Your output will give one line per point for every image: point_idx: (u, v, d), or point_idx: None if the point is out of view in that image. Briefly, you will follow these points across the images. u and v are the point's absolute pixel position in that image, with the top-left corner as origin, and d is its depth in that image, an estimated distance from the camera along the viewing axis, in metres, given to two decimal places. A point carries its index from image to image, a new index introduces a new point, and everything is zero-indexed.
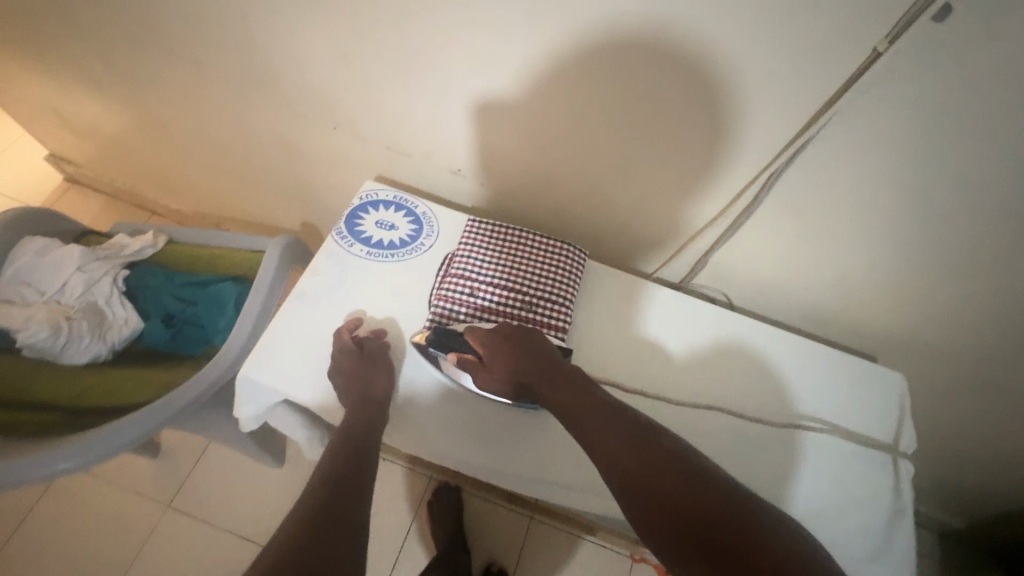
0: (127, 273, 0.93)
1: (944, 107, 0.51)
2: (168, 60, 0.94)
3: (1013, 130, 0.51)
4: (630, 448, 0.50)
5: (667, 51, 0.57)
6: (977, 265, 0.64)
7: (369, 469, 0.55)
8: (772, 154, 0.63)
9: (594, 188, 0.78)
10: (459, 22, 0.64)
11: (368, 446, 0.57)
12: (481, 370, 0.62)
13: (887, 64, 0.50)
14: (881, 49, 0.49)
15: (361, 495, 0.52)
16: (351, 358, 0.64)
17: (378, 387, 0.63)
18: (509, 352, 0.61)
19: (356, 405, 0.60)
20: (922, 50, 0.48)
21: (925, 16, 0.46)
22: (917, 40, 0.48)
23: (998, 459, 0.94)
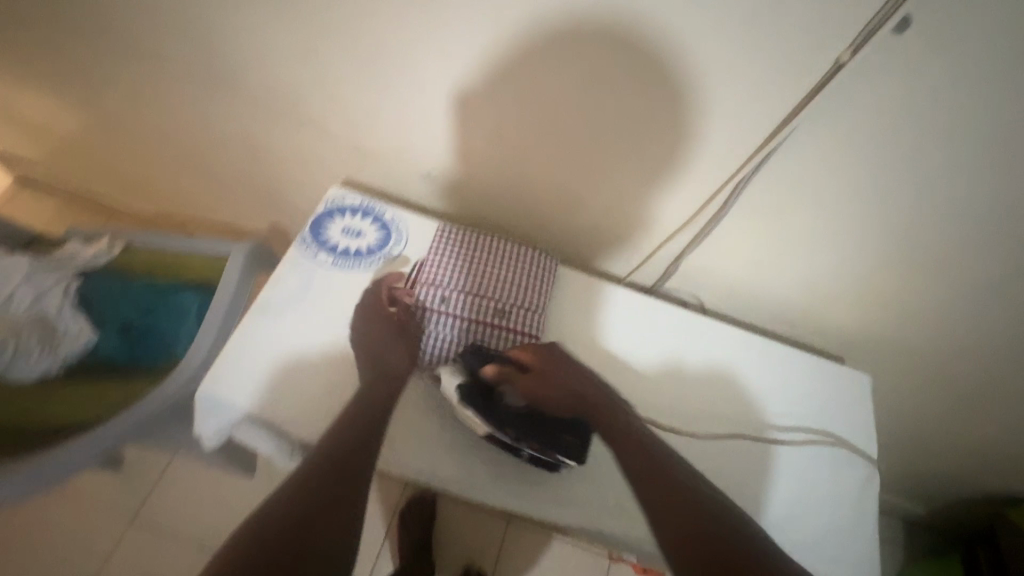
0: (80, 282, 0.87)
1: (903, 116, 0.52)
2: (123, 58, 0.90)
3: (967, 139, 0.52)
4: (653, 485, 0.55)
5: (638, 59, 0.57)
6: (938, 267, 0.66)
7: (377, 442, 0.57)
8: (740, 162, 0.63)
9: (565, 193, 0.77)
10: (428, 25, 0.62)
11: (376, 420, 0.59)
12: (525, 378, 0.63)
13: (848, 76, 0.51)
14: (844, 59, 0.50)
15: (361, 467, 0.54)
16: (384, 317, 0.67)
17: (399, 359, 0.65)
18: (553, 368, 0.64)
19: (374, 376, 0.63)
20: (881, 62, 0.49)
21: (886, 27, 0.47)
22: (879, 50, 0.48)
23: (959, 447, 0.98)
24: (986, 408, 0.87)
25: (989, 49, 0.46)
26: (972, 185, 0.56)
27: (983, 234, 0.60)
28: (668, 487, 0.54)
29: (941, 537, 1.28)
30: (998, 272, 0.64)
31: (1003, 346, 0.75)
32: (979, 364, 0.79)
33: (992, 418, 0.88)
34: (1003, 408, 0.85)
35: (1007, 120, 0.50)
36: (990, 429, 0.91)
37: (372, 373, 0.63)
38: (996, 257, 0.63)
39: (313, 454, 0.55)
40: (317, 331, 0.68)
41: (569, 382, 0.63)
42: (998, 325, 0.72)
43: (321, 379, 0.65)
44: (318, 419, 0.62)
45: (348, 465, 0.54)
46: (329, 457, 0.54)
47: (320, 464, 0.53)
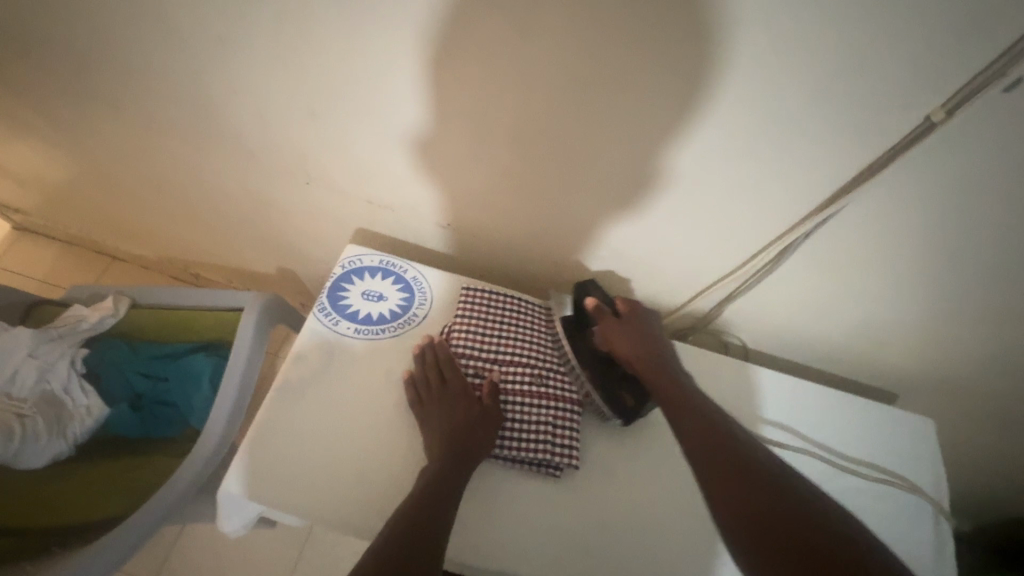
0: (86, 352, 0.83)
1: (989, 167, 0.48)
2: (125, 115, 0.85)
3: None
4: (744, 498, 0.46)
5: (703, 124, 0.53)
6: (1007, 310, 0.63)
7: (448, 517, 0.51)
8: (801, 215, 0.59)
9: (598, 241, 0.73)
10: (466, 91, 0.58)
11: (445, 500, 0.53)
12: (611, 321, 0.65)
13: (944, 132, 0.47)
14: (937, 118, 0.46)
15: (440, 536, 0.49)
16: (434, 380, 0.62)
17: (463, 423, 0.59)
18: (642, 329, 0.64)
19: (434, 441, 0.58)
20: (978, 116, 0.45)
21: (996, 87, 0.43)
22: (980, 109, 0.44)
23: (1004, 471, 0.95)
24: None
25: None
26: None
27: None
28: (712, 434, 0.52)
29: None
30: None
31: None
32: None
33: None
34: None
35: None
36: None
37: (440, 448, 0.57)
38: None
39: (376, 539, 0.48)
40: (346, 412, 0.62)
41: (654, 342, 0.63)
42: None
43: (353, 464, 0.60)
44: (353, 510, 0.57)
45: (423, 537, 0.48)
46: (394, 543, 0.47)
47: (385, 546, 0.47)
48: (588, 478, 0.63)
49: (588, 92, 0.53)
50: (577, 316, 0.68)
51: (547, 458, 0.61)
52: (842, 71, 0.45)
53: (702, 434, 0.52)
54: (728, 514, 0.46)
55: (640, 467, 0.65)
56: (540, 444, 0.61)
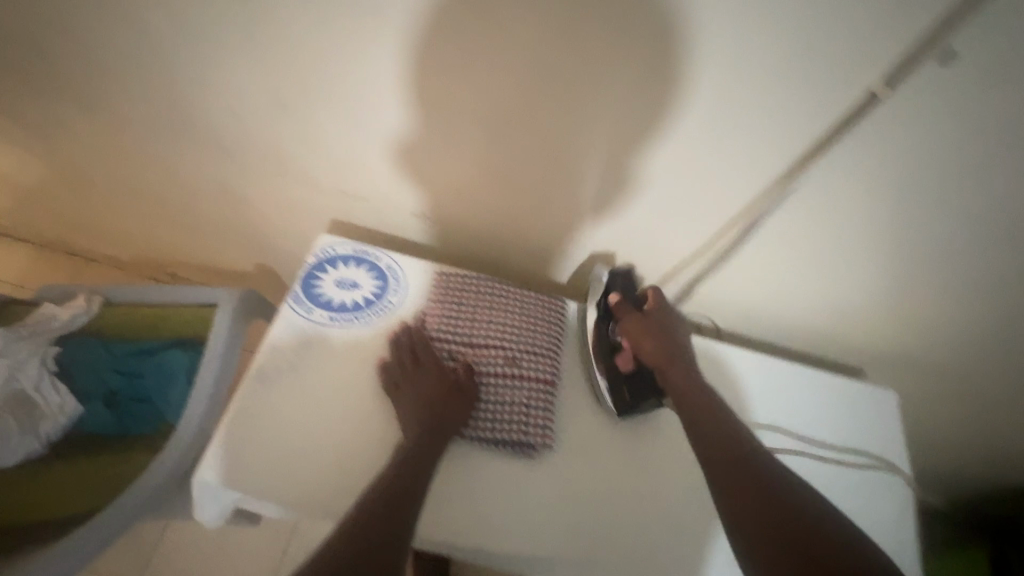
0: (58, 350, 0.82)
1: (932, 140, 0.50)
2: (90, 112, 0.84)
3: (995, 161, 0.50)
4: (752, 503, 0.48)
5: (660, 105, 0.54)
6: (960, 282, 0.65)
7: (417, 495, 0.52)
8: (760, 193, 0.60)
9: (570, 226, 0.74)
10: (431, 77, 0.58)
11: (414, 479, 0.54)
12: (633, 317, 0.65)
13: (887, 107, 0.49)
14: (879, 93, 0.48)
15: (409, 514, 0.50)
16: (406, 362, 0.63)
17: (434, 403, 0.59)
18: (662, 326, 0.64)
19: (408, 420, 0.59)
20: (917, 91, 0.47)
21: (931, 59, 0.44)
22: (916, 83, 0.46)
23: (971, 443, 0.98)
24: (999, 409, 0.87)
25: None
26: (996, 204, 0.54)
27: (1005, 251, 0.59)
28: (726, 444, 0.53)
29: None
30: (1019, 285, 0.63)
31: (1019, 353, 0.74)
32: (995, 369, 0.78)
33: (1006, 417, 0.88)
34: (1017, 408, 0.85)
35: None
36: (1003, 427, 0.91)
37: (411, 427, 0.58)
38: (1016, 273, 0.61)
39: (345, 516, 0.49)
40: (320, 399, 0.63)
41: (675, 342, 0.63)
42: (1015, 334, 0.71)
43: (328, 450, 0.60)
44: (329, 495, 0.58)
45: (394, 515, 0.50)
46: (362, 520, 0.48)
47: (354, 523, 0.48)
48: (561, 458, 0.64)
49: (547, 74, 0.54)
50: (604, 306, 0.69)
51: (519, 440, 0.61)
52: (787, 47, 0.46)
53: (719, 440, 0.54)
54: (737, 516, 0.48)
55: (614, 445, 0.66)
56: (513, 425, 0.61)
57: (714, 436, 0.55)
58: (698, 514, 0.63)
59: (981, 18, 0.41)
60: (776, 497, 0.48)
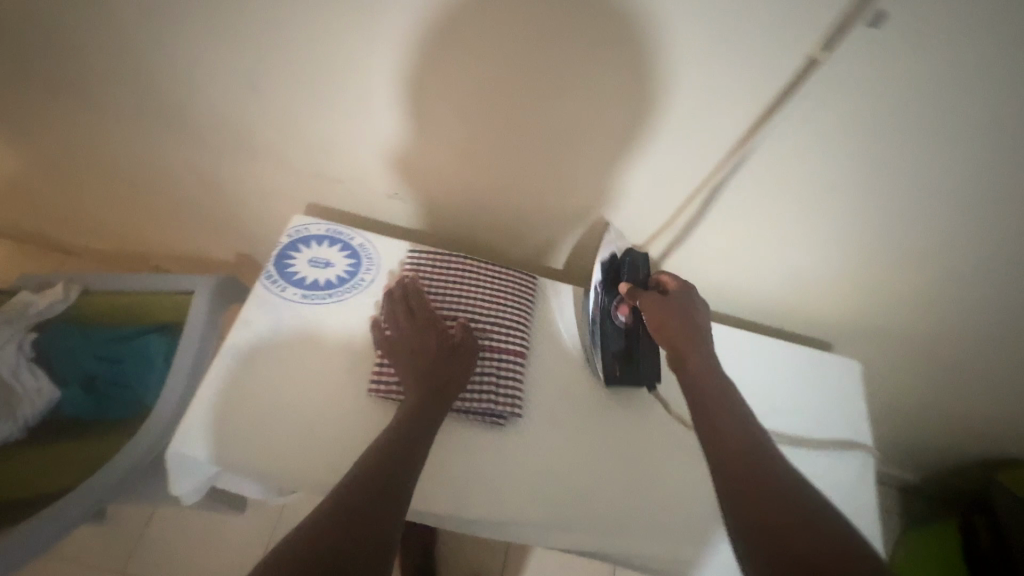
0: (35, 336, 0.82)
1: (873, 104, 0.52)
2: (62, 99, 0.84)
3: (933, 123, 0.52)
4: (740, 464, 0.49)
5: (614, 74, 0.55)
6: (912, 250, 0.67)
7: (417, 453, 0.54)
8: (716, 163, 0.62)
9: (540, 203, 0.75)
10: (393, 50, 0.59)
11: (415, 437, 0.55)
12: (654, 301, 0.64)
13: (827, 70, 0.50)
14: (818, 56, 0.49)
15: (411, 472, 0.52)
16: (404, 321, 0.64)
17: (433, 364, 0.61)
18: (680, 308, 0.63)
19: (408, 379, 0.60)
20: (854, 54, 0.49)
21: (862, 21, 0.46)
22: (851, 46, 0.48)
23: (938, 414, 1.01)
24: (959, 378, 0.90)
25: (969, 37, 0.45)
26: (937, 168, 0.56)
27: (953, 216, 0.61)
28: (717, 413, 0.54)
29: (926, 500, 1.33)
30: (968, 251, 0.65)
31: (973, 321, 0.77)
32: (952, 338, 0.81)
33: (967, 386, 0.91)
34: (976, 376, 0.88)
35: (985, 106, 0.50)
36: (965, 396, 0.94)
37: (411, 385, 0.60)
38: (965, 239, 0.63)
39: (350, 472, 0.51)
40: (292, 374, 0.64)
41: (692, 326, 0.62)
42: (970, 300, 0.73)
43: (299, 423, 0.61)
44: (299, 464, 0.59)
45: (399, 475, 0.51)
46: (365, 475, 0.50)
47: (361, 477, 0.50)
48: (527, 424, 0.66)
49: (504, 45, 0.55)
50: (610, 281, 0.68)
51: (489, 406, 0.63)
52: (727, 12, 0.48)
53: (733, 444, 0.51)
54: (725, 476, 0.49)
55: (582, 414, 0.68)
56: (483, 394, 0.63)
57: (727, 439, 0.51)
58: (664, 479, 0.65)
59: None
60: (786, 483, 0.46)
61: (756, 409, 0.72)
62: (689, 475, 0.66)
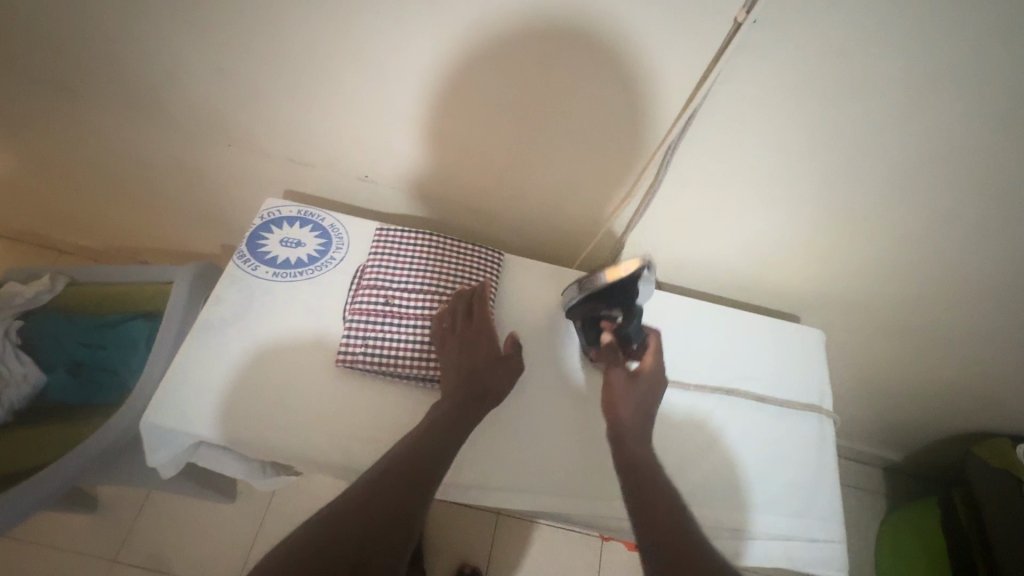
0: (21, 323, 0.85)
1: (800, 69, 0.54)
2: (41, 92, 0.87)
3: (856, 83, 0.55)
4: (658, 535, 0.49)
5: (555, 44, 0.58)
6: (858, 212, 0.70)
7: (449, 453, 0.56)
8: (664, 131, 0.65)
9: (504, 177, 0.79)
10: (350, 27, 0.62)
11: (450, 436, 0.57)
12: (618, 379, 0.66)
13: (748, 33, 0.52)
14: (741, 20, 0.51)
15: (445, 461, 0.55)
16: (462, 322, 0.67)
17: (470, 366, 0.63)
18: (645, 393, 0.65)
19: (450, 375, 0.63)
20: (774, 20, 0.51)
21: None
22: (771, 9, 0.50)
23: (909, 384, 1.04)
24: (923, 344, 0.92)
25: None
26: (868, 128, 0.59)
27: (891, 176, 0.64)
28: (641, 475, 0.56)
29: (907, 474, 1.36)
30: (910, 211, 0.68)
31: (927, 284, 0.79)
32: (909, 303, 0.84)
33: (931, 352, 0.94)
34: (939, 341, 0.91)
35: (905, 64, 0.52)
36: (931, 364, 0.97)
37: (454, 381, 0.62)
38: (906, 197, 0.66)
39: (378, 464, 0.53)
40: (262, 348, 0.66)
41: (646, 414, 0.63)
42: (921, 262, 0.75)
43: (269, 393, 0.64)
44: (269, 431, 0.61)
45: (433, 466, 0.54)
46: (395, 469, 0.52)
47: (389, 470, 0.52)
48: None
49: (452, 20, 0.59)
50: (604, 299, 0.65)
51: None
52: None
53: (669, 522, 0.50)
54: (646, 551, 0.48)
55: (546, 381, 0.70)
56: None
57: (662, 524, 0.50)
58: None
59: None
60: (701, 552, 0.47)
61: (719, 378, 0.73)
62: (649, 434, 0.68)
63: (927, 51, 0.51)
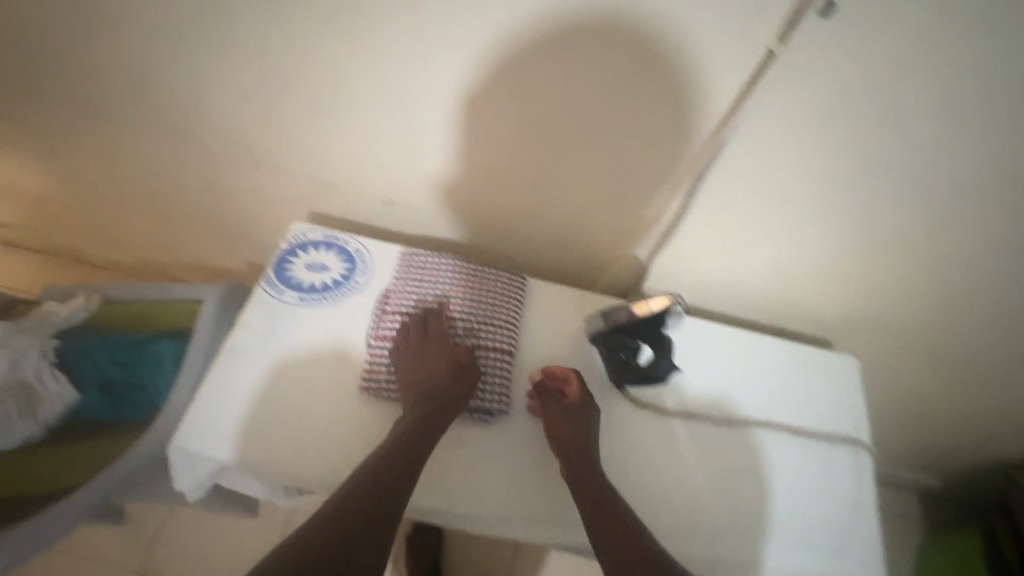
0: (58, 342, 0.87)
1: (837, 96, 0.53)
2: (85, 117, 0.90)
3: (897, 111, 0.53)
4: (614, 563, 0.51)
5: (586, 70, 0.58)
6: (897, 239, 0.67)
7: (413, 466, 0.56)
8: (695, 156, 0.64)
9: (531, 201, 0.79)
10: (386, 58, 0.64)
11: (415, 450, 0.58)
12: (551, 405, 0.65)
13: (783, 61, 0.52)
14: (775, 49, 0.51)
15: (411, 474, 0.56)
16: (416, 335, 0.67)
17: (433, 379, 0.63)
18: (571, 420, 0.64)
19: (413, 388, 0.63)
20: (810, 49, 0.50)
21: (811, 11, 0.47)
22: (804, 37, 0.50)
23: (949, 413, 0.99)
24: (965, 372, 0.89)
25: (920, 27, 0.47)
26: (909, 156, 0.57)
27: (934, 203, 0.62)
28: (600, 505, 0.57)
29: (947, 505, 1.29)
30: (953, 239, 0.66)
31: (970, 312, 0.76)
32: (952, 331, 0.81)
33: (974, 381, 0.90)
34: (982, 370, 0.87)
35: (950, 91, 0.51)
36: (974, 393, 0.93)
37: (413, 397, 0.62)
38: (948, 225, 0.64)
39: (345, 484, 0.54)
40: (288, 374, 0.67)
41: (579, 439, 0.63)
42: (965, 289, 0.73)
43: (294, 420, 0.64)
44: (294, 458, 0.61)
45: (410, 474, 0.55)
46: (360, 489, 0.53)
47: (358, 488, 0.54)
48: (512, 417, 0.67)
49: (481, 52, 0.60)
50: (629, 332, 0.67)
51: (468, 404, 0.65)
52: (677, 9, 0.51)
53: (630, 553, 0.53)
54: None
55: None
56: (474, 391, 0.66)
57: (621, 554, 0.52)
58: (651, 474, 0.65)
59: None
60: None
61: (751, 409, 0.71)
62: (675, 465, 0.66)
63: (969, 78, 0.49)
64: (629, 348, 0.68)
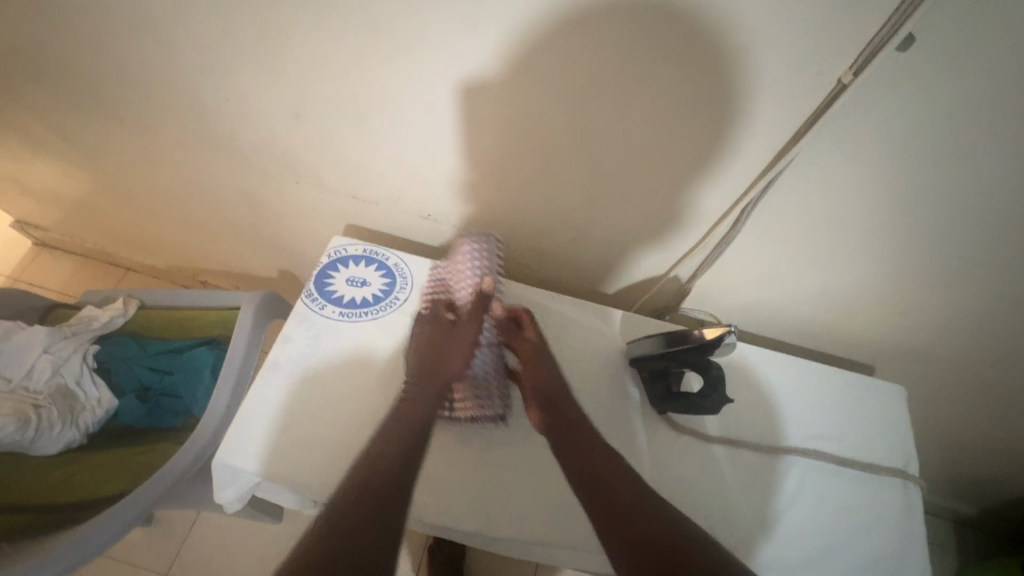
0: (97, 348, 0.90)
1: (906, 130, 0.51)
2: (128, 127, 0.91)
3: (970, 147, 0.51)
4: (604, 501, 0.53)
5: (642, 93, 0.56)
6: (954, 270, 0.65)
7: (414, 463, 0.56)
8: (747, 181, 0.63)
9: (570, 219, 0.78)
10: (434, 80, 0.63)
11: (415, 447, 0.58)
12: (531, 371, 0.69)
13: (853, 93, 0.50)
14: (846, 80, 0.49)
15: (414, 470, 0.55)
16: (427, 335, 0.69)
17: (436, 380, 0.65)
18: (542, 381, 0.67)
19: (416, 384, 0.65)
20: (882, 82, 0.48)
21: (889, 47, 0.45)
22: (880, 71, 0.47)
23: (993, 445, 0.97)
24: (1014, 406, 0.86)
25: (1008, 64, 0.44)
26: (976, 191, 0.55)
27: (997, 240, 0.60)
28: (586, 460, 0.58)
29: (979, 532, 1.26)
30: (1016, 274, 0.63)
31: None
32: (1005, 364, 0.78)
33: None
34: None
35: None
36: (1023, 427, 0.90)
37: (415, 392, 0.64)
38: (1012, 260, 0.61)
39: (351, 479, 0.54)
40: (329, 391, 0.67)
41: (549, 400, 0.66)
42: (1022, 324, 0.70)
43: (335, 438, 0.63)
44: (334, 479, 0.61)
45: (407, 453, 0.57)
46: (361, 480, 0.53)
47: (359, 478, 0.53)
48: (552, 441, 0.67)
49: (533, 78, 0.59)
50: (672, 359, 0.65)
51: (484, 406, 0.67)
52: (745, 43, 0.49)
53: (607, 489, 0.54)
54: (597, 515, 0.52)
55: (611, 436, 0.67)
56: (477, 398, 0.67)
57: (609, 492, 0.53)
58: (694, 505, 0.64)
59: (950, 6, 0.42)
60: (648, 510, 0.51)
61: (793, 437, 0.70)
62: (717, 495, 0.65)
63: None
64: (674, 375, 0.67)
